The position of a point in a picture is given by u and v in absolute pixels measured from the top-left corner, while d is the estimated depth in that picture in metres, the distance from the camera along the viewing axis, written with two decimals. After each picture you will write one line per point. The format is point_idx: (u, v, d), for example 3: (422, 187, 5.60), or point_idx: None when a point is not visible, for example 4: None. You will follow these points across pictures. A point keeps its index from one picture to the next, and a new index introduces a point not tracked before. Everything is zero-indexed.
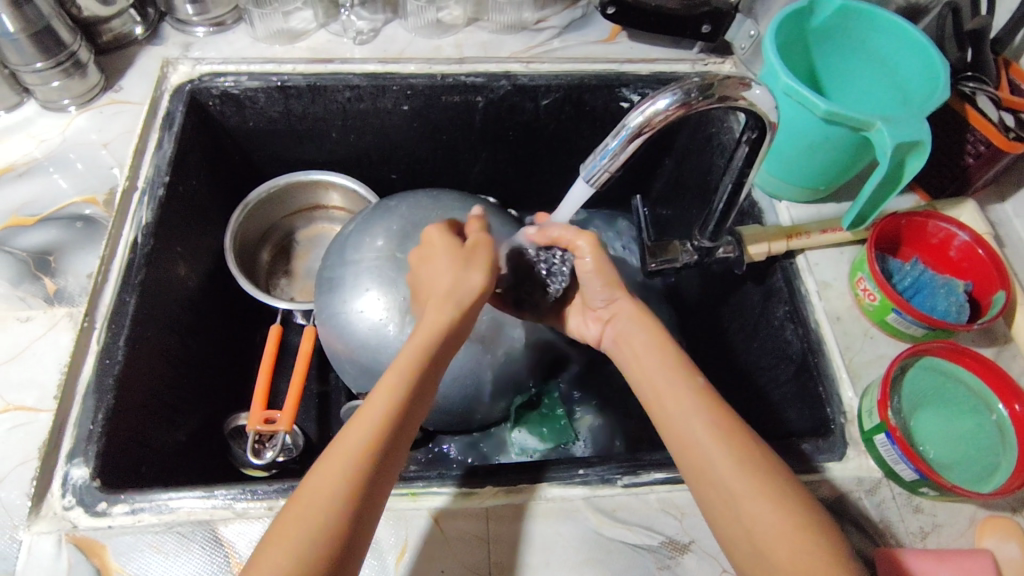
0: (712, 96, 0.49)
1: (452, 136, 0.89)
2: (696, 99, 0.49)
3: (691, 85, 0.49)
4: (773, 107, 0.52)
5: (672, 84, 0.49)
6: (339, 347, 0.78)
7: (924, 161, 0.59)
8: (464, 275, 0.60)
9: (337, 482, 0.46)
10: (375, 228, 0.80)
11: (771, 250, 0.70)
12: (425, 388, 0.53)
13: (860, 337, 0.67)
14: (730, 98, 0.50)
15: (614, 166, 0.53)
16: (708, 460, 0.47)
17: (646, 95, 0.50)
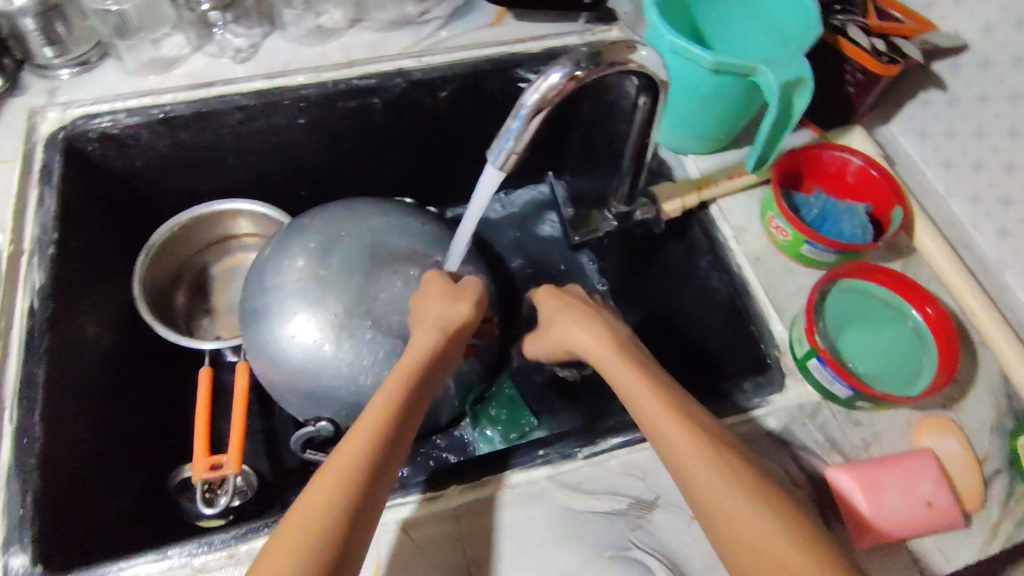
0: (603, 62, 0.50)
1: (355, 142, 0.86)
2: (588, 68, 0.49)
3: (579, 56, 0.49)
4: (662, 66, 0.54)
5: (562, 57, 0.50)
6: (277, 377, 0.75)
7: (810, 96, 0.62)
8: (449, 311, 0.66)
9: (336, 486, 0.47)
10: (292, 248, 0.77)
11: (685, 203, 0.71)
12: (415, 404, 0.56)
13: (779, 272, 0.69)
14: (620, 62, 0.51)
15: (519, 147, 0.52)
16: (682, 466, 0.47)
17: (538, 72, 0.50)
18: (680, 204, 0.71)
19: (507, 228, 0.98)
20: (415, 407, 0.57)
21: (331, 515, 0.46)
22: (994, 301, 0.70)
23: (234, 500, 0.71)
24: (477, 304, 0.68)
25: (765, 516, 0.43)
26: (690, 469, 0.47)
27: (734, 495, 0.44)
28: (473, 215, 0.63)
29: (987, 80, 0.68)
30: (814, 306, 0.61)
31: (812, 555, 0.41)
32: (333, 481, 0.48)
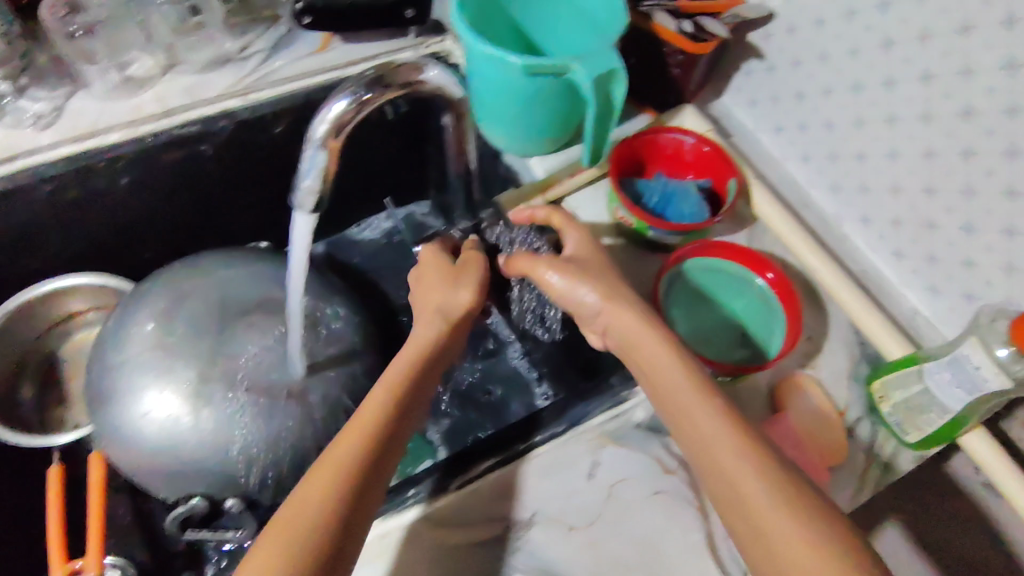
0: (389, 86, 0.48)
1: (194, 193, 0.81)
2: (371, 93, 0.47)
3: (362, 81, 0.47)
4: (455, 86, 0.52)
5: (345, 84, 0.47)
6: (138, 458, 0.69)
7: (626, 85, 0.61)
8: (449, 298, 0.60)
9: (323, 497, 0.45)
10: (136, 315, 0.72)
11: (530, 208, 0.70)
12: (414, 401, 0.53)
13: (633, 261, 0.70)
14: (408, 83, 0.49)
15: (318, 186, 0.49)
16: (723, 471, 0.45)
17: (322, 102, 0.47)
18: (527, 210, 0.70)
19: (357, 255, 0.95)
20: (415, 403, 0.54)
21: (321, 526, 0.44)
22: (836, 254, 0.73)
23: None
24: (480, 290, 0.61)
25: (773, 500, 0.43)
26: (713, 461, 0.46)
27: (769, 504, 0.43)
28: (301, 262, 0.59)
29: (797, 43, 0.70)
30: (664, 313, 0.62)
31: (811, 539, 0.41)
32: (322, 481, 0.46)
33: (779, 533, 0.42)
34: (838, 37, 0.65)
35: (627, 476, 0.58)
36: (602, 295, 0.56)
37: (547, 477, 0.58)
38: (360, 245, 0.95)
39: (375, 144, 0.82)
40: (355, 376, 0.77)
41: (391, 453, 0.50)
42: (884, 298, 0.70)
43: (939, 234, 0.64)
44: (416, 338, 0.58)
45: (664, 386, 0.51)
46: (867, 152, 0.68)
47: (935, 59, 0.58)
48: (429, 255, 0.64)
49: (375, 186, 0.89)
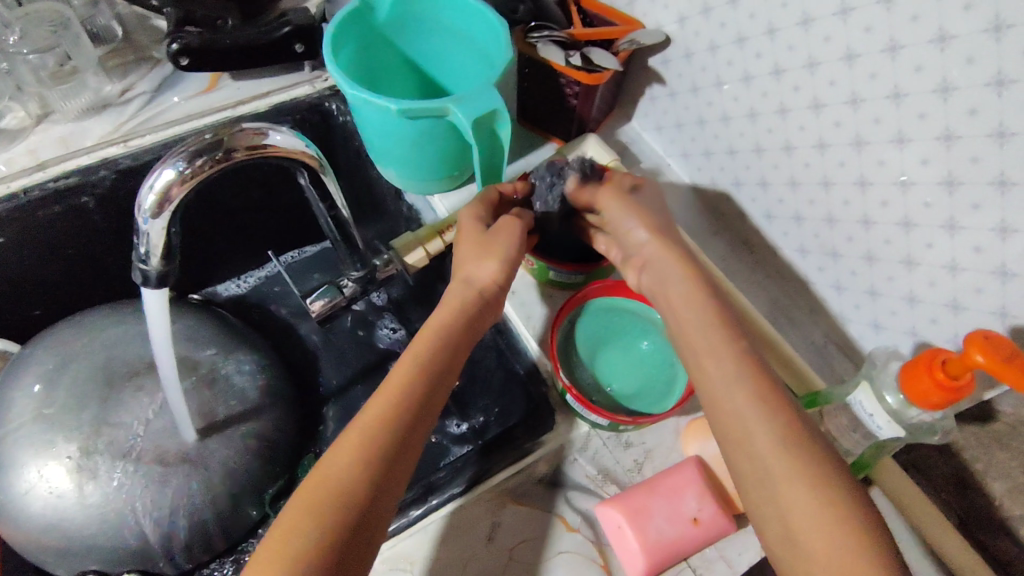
0: (229, 151, 0.45)
1: (81, 246, 0.76)
2: (207, 160, 0.45)
3: (195, 146, 0.44)
4: (304, 146, 0.50)
5: (176, 150, 0.45)
6: (19, 541, 0.64)
7: (510, 125, 0.59)
8: (477, 265, 0.56)
9: (351, 466, 0.44)
10: (16, 383, 0.68)
11: (427, 251, 0.67)
12: (442, 380, 0.50)
13: (536, 300, 0.67)
14: (248, 147, 0.46)
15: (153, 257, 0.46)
16: (742, 417, 0.45)
17: (151, 169, 0.45)
18: (423, 253, 0.67)
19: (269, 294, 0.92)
20: (443, 384, 0.51)
21: (350, 498, 0.43)
22: (747, 282, 0.71)
23: None
24: (508, 260, 0.55)
25: (780, 442, 0.43)
26: (725, 404, 0.46)
27: (783, 456, 0.43)
28: (162, 327, 0.56)
29: (694, 69, 0.68)
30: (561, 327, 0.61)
31: (809, 485, 0.41)
32: (344, 457, 0.45)
33: (778, 474, 0.42)
34: (730, 64, 0.64)
35: (527, 537, 0.54)
36: (653, 234, 0.56)
37: (445, 543, 0.54)
38: (276, 284, 0.92)
39: (277, 184, 0.79)
40: (263, 430, 0.74)
41: (422, 422, 0.48)
42: (798, 325, 0.69)
43: (843, 262, 0.63)
44: (446, 305, 0.55)
45: (689, 329, 0.51)
46: (770, 179, 0.66)
47: (822, 87, 0.57)
48: (465, 214, 0.59)
49: (282, 224, 0.86)
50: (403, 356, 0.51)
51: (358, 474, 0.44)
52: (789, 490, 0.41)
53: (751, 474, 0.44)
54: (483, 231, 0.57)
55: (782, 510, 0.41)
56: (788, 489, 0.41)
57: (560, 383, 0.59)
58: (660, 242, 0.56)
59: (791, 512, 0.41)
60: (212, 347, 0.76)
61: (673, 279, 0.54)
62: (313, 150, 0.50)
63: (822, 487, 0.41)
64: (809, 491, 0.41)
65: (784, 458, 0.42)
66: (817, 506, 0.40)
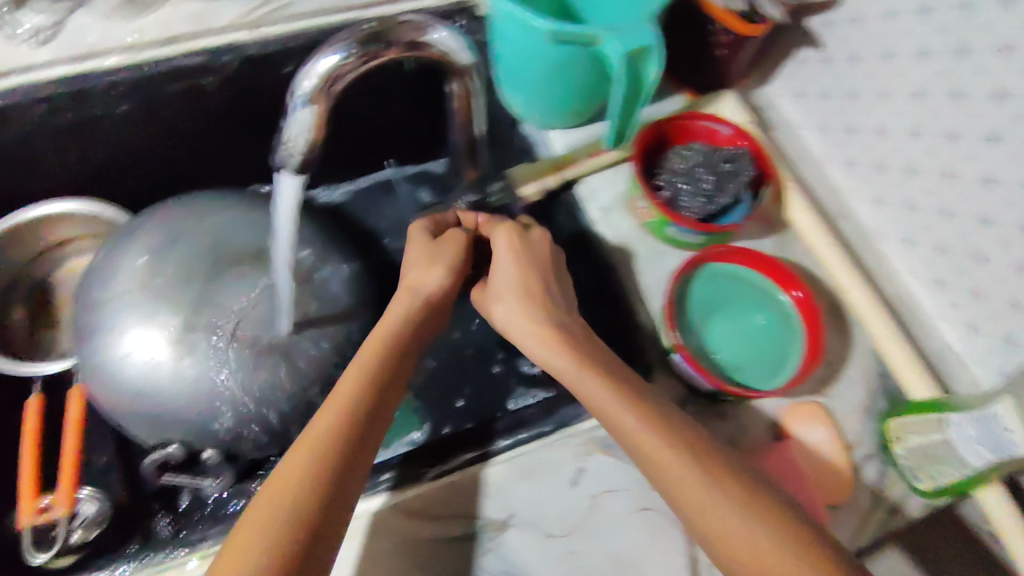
0: (388, 45, 0.43)
1: (195, 127, 0.77)
2: (367, 50, 0.43)
3: (360, 34, 0.42)
4: (463, 48, 0.47)
5: (340, 36, 0.43)
6: (116, 400, 0.68)
7: (660, 63, 0.55)
8: (424, 275, 0.59)
9: (320, 447, 0.46)
10: (127, 249, 0.70)
11: (544, 187, 0.66)
12: (390, 381, 0.53)
13: (647, 255, 0.64)
14: (409, 42, 0.44)
15: (300, 146, 0.45)
16: (664, 477, 0.46)
17: (311, 55, 0.43)
18: (537, 186, 0.65)
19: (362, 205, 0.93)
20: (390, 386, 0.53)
21: (312, 499, 0.44)
22: (870, 273, 0.67)
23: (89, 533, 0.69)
24: (454, 269, 0.60)
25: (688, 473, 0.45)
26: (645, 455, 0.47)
27: (716, 501, 0.44)
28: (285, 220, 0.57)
29: (860, 36, 0.63)
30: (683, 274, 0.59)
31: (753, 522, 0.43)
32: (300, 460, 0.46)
33: (693, 502, 0.44)
34: (906, 36, 0.59)
35: (614, 487, 0.54)
36: (521, 298, 0.57)
37: (529, 479, 0.54)
38: (371, 196, 0.93)
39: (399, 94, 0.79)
40: (349, 338, 0.75)
41: (376, 417, 0.50)
42: (917, 328, 0.65)
43: (989, 269, 0.58)
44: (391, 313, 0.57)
45: (571, 378, 0.52)
46: (922, 167, 0.61)
47: (1013, 74, 0.51)
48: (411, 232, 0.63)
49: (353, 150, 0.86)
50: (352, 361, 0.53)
51: (329, 453, 0.46)
52: (709, 514, 0.44)
53: (679, 505, 0.45)
54: (429, 242, 0.61)
55: (712, 532, 0.44)
56: (710, 512, 0.44)
57: (669, 342, 0.57)
58: (517, 312, 0.57)
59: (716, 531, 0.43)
60: (308, 248, 0.76)
61: (542, 334, 0.55)
62: (467, 55, 0.48)
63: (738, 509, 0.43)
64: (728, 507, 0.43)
65: (698, 490, 0.44)
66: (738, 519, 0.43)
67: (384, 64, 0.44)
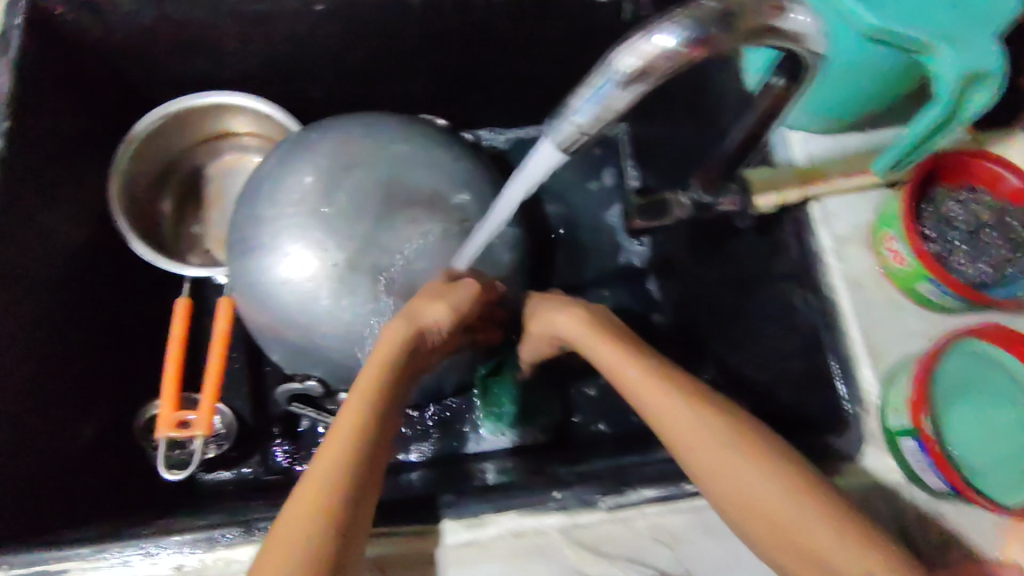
0: (737, 33, 0.33)
1: (385, 43, 0.70)
2: (712, 36, 0.32)
3: (706, 14, 0.32)
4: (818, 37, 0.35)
5: (680, 11, 0.33)
6: (265, 324, 0.64)
7: (991, 92, 0.44)
8: (423, 306, 0.54)
9: (324, 480, 0.41)
10: (298, 164, 0.65)
11: (783, 199, 0.55)
12: (391, 407, 0.47)
13: (884, 307, 0.55)
14: (756, 33, 0.33)
15: (592, 126, 0.37)
16: (713, 474, 0.41)
17: (645, 25, 0.34)
18: (776, 199, 0.55)
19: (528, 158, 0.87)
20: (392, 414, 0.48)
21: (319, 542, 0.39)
22: None
23: (213, 448, 0.68)
24: (459, 309, 0.54)
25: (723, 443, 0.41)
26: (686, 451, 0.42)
27: (759, 484, 0.39)
28: (510, 201, 0.49)
29: None
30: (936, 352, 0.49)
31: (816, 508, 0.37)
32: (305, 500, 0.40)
33: (737, 489, 0.40)
34: None
35: None
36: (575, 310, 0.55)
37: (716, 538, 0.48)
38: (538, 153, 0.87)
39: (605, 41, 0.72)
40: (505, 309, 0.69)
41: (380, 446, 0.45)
42: None
43: None
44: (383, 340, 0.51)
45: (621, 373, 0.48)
46: None
47: None
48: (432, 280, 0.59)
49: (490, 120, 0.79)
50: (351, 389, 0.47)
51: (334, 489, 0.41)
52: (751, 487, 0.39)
53: (738, 515, 0.40)
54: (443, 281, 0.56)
55: (752, 508, 0.39)
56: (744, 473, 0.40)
57: (922, 428, 0.48)
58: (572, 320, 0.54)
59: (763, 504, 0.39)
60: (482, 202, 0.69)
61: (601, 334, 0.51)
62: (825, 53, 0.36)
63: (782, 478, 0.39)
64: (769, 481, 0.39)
65: (745, 469, 0.40)
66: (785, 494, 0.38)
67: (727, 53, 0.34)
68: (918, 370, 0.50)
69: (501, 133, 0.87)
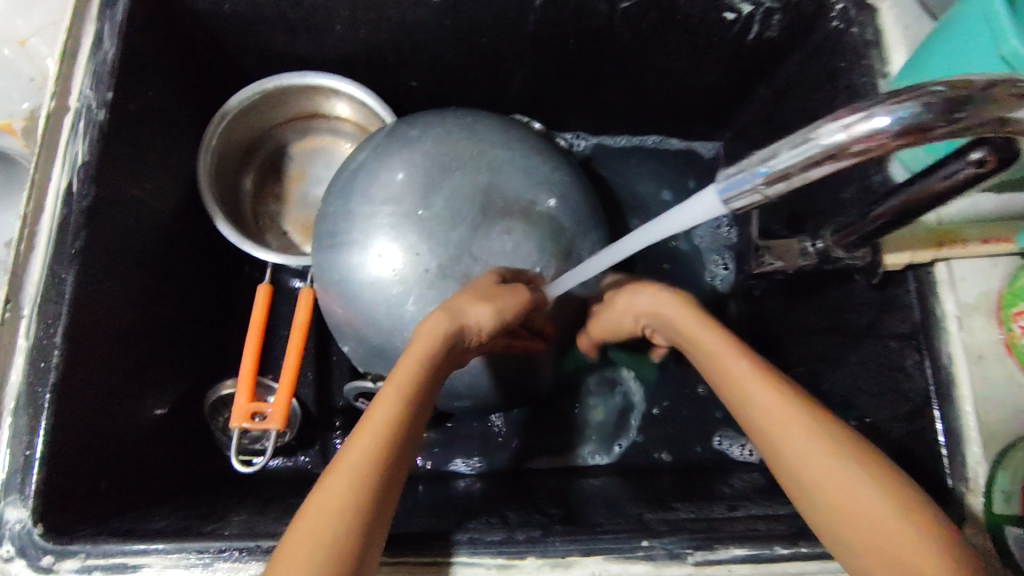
0: (961, 121, 0.30)
1: (495, 40, 0.67)
2: (930, 125, 0.30)
3: (935, 100, 0.30)
4: None
5: (904, 92, 0.31)
6: (344, 318, 0.63)
7: None
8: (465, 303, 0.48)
9: (346, 498, 0.37)
10: (395, 159, 0.63)
11: (912, 259, 0.54)
12: (421, 413, 0.43)
13: (1004, 384, 0.52)
14: (983, 122, 0.30)
15: (773, 189, 0.36)
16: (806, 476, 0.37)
17: (861, 102, 0.31)
18: (906, 259, 0.54)
19: (614, 166, 0.84)
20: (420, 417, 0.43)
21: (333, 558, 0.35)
22: None
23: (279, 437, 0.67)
24: (502, 316, 0.48)
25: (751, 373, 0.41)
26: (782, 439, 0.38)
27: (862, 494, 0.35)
28: (650, 238, 0.47)
29: None
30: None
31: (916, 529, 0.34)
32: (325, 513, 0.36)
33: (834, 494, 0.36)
34: None
35: None
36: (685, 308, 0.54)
37: None
38: (626, 163, 0.84)
39: (720, 58, 0.70)
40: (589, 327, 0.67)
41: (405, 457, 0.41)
42: None
43: None
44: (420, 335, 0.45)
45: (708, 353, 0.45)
46: None
47: None
48: (482, 279, 0.54)
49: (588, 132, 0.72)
50: (382, 388, 0.42)
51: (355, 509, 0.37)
52: (771, 414, 0.39)
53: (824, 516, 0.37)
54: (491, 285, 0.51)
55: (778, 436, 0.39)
56: (768, 400, 0.40)
57: None
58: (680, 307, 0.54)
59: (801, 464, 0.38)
60: (579, 215, 0.66)
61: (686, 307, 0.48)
62: None
63: (797, 417, 0.38)
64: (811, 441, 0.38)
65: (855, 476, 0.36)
66: (826, 461, 0.37)
67: (949, 139, 0.31)
68: None
69: (590, 139, 0.84)
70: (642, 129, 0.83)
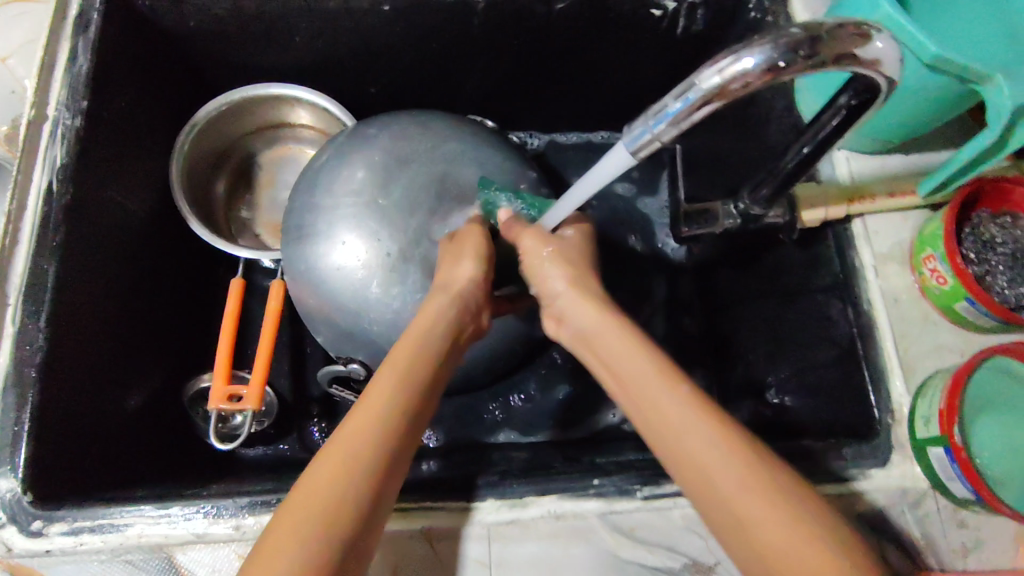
0: (817, 57, 0.35)
1: (445, 44, 0.73)
2: (790, 63, 0.35)
3: (793, 40, 0.35)
4: (899, 62, 0.37)
5: (766, 35, 0.35)
6: (315, 307, 0.67)
7: None
8: (457, 268, 0.52)
9: (368, 436, 0.38)
10: (355, 156, 0.68)
11: (827, 216, 0.59)
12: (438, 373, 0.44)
13: (917, 324, 0.57)
14: (835, 58, 0.36)
15: (669, 136, 0.40)
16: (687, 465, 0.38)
17: (732, 48, 0.36)
18: (822, 213, 0.59)
19: (567, 161, 0.90)
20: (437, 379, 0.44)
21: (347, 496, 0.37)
22: None
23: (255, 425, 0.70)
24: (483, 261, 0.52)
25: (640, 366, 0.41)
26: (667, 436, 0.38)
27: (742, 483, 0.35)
28: (577, 198, 0.50)
29: None
30: (973, 364, 0.50)
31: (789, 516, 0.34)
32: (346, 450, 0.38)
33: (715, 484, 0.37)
34: None
35: None
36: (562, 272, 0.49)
37: None
38: (578, 156, 0.90)
39: (654, 52, 0.75)
40: None
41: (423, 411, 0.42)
42: None
43: None
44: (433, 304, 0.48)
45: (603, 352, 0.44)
46: None
47: None
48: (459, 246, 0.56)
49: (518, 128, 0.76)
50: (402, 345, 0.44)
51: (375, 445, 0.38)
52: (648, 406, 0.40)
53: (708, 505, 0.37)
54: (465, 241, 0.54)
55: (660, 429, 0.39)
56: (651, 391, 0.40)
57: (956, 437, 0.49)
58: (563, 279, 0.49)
59: (720, 488, 0.36)
60: None
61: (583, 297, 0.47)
62: (898, 78, 0.39)
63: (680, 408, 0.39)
64: (731, 465, 0.36)
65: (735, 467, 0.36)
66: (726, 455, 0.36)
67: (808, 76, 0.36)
68: (952, 377, 0.51)
69: (543, 137, 0.90)
70: (591, 125, 0.89)
